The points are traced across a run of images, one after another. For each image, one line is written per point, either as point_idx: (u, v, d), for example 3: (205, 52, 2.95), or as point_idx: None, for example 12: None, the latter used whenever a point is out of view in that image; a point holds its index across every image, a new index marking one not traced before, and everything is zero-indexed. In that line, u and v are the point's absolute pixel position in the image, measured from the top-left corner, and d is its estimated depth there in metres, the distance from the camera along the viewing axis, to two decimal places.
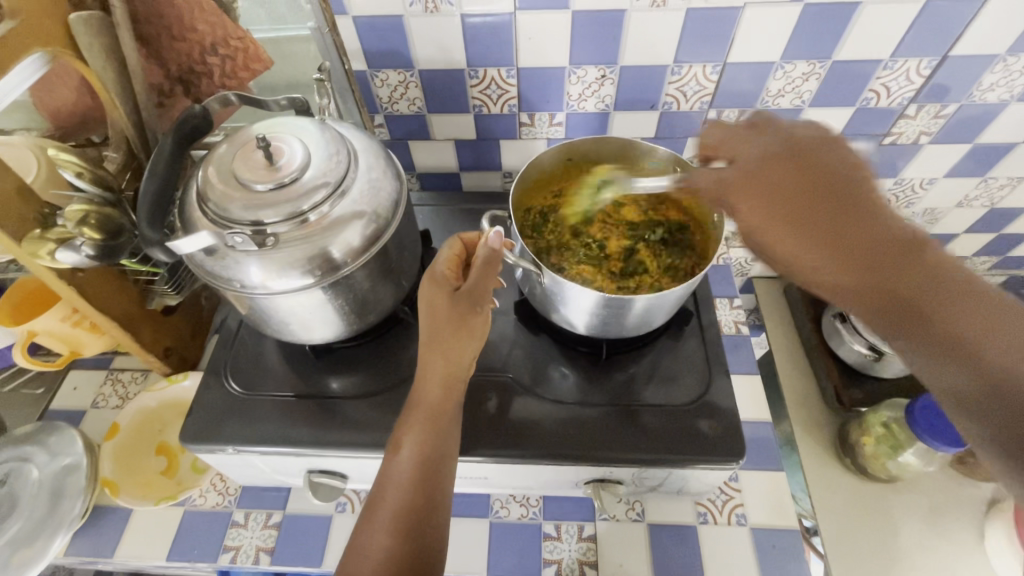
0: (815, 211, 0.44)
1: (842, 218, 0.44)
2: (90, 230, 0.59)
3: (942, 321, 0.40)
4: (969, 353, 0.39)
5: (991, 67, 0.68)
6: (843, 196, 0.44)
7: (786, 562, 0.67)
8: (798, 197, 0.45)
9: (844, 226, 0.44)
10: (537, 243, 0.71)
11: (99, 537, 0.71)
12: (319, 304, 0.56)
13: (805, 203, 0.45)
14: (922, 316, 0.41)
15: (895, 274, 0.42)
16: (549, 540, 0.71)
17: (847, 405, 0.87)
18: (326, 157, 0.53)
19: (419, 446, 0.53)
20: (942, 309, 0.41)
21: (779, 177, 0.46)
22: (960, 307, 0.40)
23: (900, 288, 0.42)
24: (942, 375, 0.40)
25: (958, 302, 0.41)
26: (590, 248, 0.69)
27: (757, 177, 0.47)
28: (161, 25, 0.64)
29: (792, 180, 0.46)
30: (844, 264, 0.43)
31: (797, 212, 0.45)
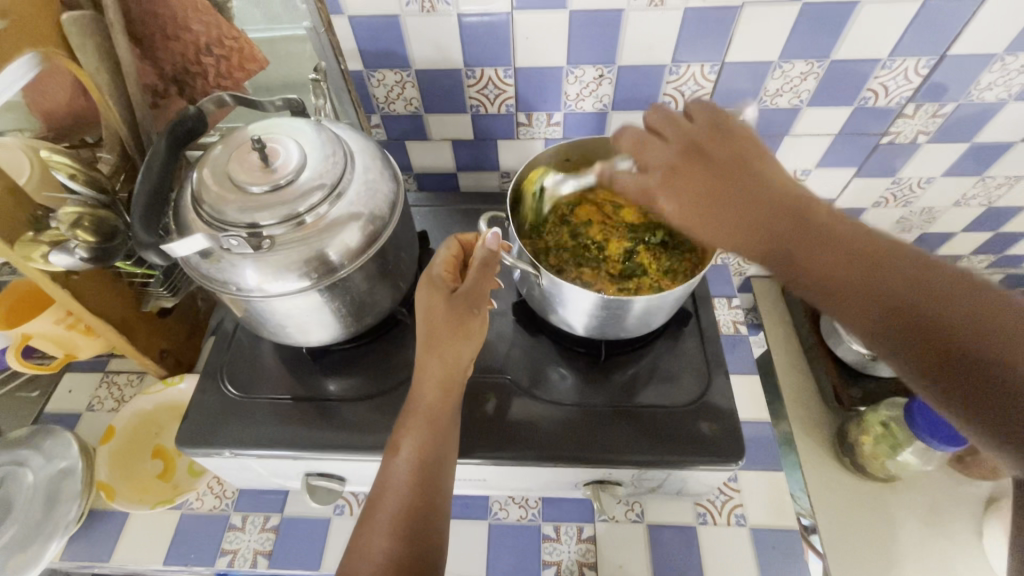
0: (724, 192, 0.49)
1: (740, 193, 0.49)
2: (83, 233, 0.59)
3: (857, 272, 0.42)
4: (886, 298, 0.40)
5: (990, 66, 0.67)
6: (745, 177, 0.50)
7: (786, 562, 0.67)
8: (705, 183, 0.50)
9: (750, 202, 0.48)
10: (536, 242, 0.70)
11: (95, 541, 0.70)
12: (316, 307, 0.56)
13: (714, 186, 0.50)
14: (839, 270, 0.43)
15: (793, 236, 0.46)
16: (548, 541, 0.70)
17: (846, 404, 0.87)
18: (322, 159, 0.52)
19: (418, 447, 0.53)
20: (852, 262, 0.43)
21: (688, 165, 0.52)
22: (871, 256, 0.42)
23: (813, 250, 0.45)
24: (865, 323, 0.41)
25: (870, 253, 0.43)
26: (588, 250, 0.69)
27: (672, 166, 0.52)
28: (155, 24, 0.63)
29: (700, 166, 0.51)
30: (759, 236, 0.47)
31: (708, 195, 0.50)
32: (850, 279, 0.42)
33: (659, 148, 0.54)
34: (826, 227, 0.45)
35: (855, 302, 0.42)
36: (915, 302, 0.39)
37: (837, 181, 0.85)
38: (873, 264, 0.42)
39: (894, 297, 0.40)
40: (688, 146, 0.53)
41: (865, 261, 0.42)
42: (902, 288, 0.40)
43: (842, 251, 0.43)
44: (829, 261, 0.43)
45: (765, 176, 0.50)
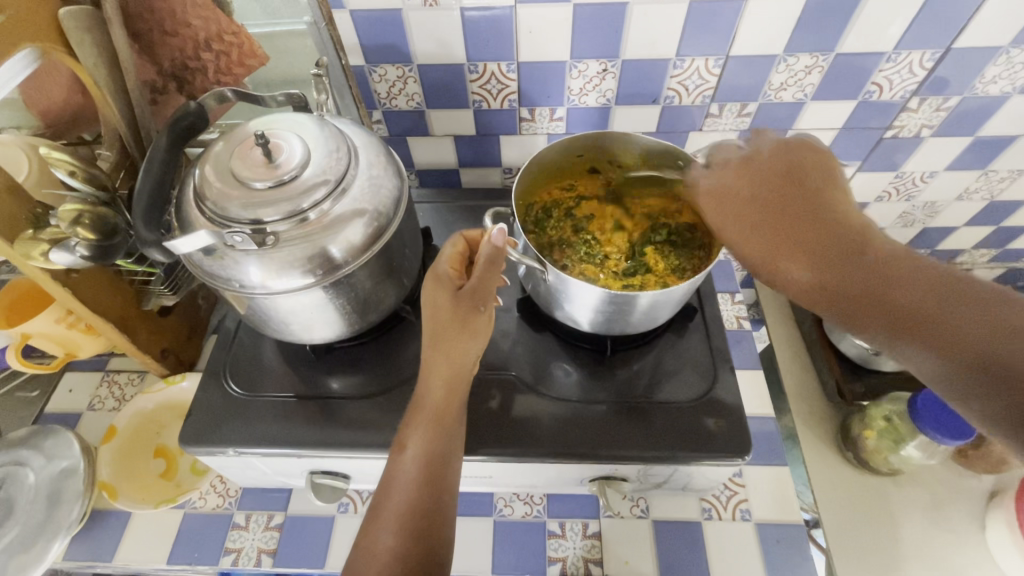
0: (784, 217, 0.51)
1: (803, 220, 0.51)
2: (84, 230, 0.57)
3: (924, 310, 0.44)
4: (953, 336, 0.42)
5: (994, 59, 0.67)
6: (812, 203, 0.51)
7: (791, 557, 0.67)
8: (768, 208, 0.52)
9: (814, 229, 0.50)
10: (540, 238, 0.70)
11: (98, 541, 0.70)
12: (320, 304, 0.55)
13: (776, 212, 0.52)
14: (909, 307, 0.44)
15: (856, 269, 0.47)
16: (553, 538, 0.70)
17: (849, 398, 0.86)
18: (326, 154, 0.52)
19: (424, 444, 0.53)
20: (927, 301, 0.44)
21: (751, 190, 0.54)
22: (942, 297, 0.43)
23: (883, 284, 0.46)
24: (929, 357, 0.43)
25: (944, 293, 0.44)
26: (592, 246, 0.69)
27: (733, 189, 0.55)
28: (153, 19, 0.63)
29: (766, 189, 0.53)
30: (820, 265, 0.49)
31: (769, 218, 0.52)
32: (917, 315, 0.44)
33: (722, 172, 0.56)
34: (900, 261, 0.47)
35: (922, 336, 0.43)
36: (979, 342, 0.41)
37: (840, 176, 0.85)
38: (943, 303, 0.43)
39: (961, 335, 0.41)
40: (752, 170, 0.54)
41: (936, 299, 0.44)
42: (971, 330, 0.41)
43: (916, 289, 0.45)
44: (900, 297, 0.45)
45: (835, 205, 0.51)
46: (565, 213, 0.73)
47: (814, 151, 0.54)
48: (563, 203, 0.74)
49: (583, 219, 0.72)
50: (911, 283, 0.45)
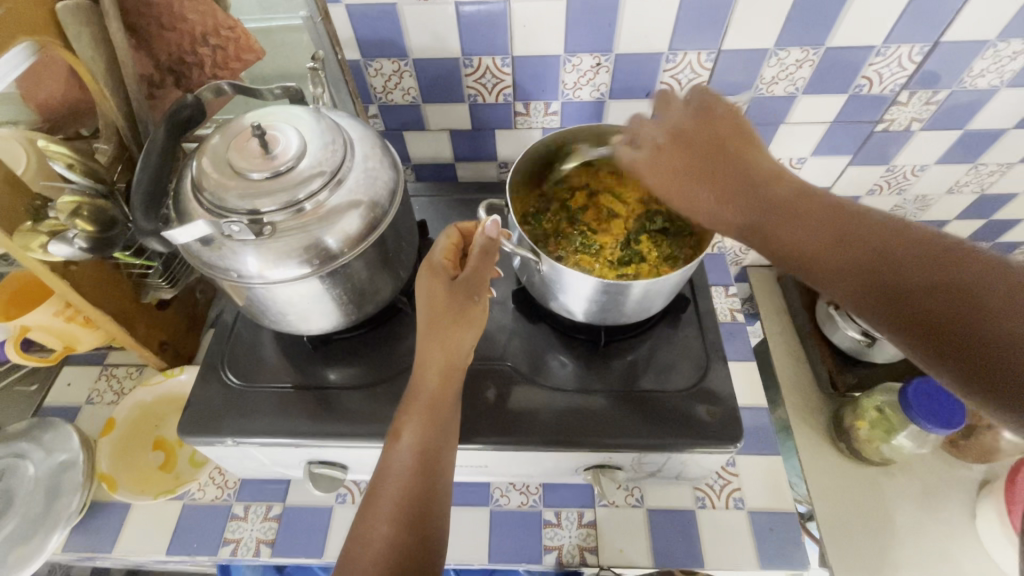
0: (706, 174, 0.55)
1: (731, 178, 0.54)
2: (82, 221, 0.59)
3: (828, 239, 0.46)
4: (853, 259, 0.44)
5: (982, 53, 0.68)
6: (725, 157, 0.55)
7: (784, 544, 0.68)
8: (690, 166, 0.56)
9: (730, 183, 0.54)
10: (535, 229, 0.71)
11: (97, 532, 0.70)
12: (317, 294, 0.56)
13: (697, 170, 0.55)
14: (816, 238, 0.47)
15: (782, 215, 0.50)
16: (549, 527, 0.71)
17: (841, 390, 0.89)
18: (322, 146, 0.52)
19: (419, 433, 0.53)
20: (847, 236, 0.46)
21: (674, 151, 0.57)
22: (840, 224, 0.47)
23: (790, 224, 0.49)
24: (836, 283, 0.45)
25: (840, 222, 0.47)
26: (587, 235, 0.70)
27: (658, 151, 0.58)
28: (150, 14, 0.63)
29: (688, 150, 0.56)
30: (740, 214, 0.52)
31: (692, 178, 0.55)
32: (823, 246, 0.46)
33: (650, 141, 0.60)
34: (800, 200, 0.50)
35: (829, 265, 0.46)
36: (877, 260, 0.43)
37: (832, 169, 0.86)
38: (846, 230, 0.46)
39: (861, 257, 0.44)
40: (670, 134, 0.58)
41: (835, 228, 0.46)
42: (869, 249, 0.44)
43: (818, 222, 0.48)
44: (806, 234, 0.48)
45: (748, 156, 0.54)
46: (563, 203, 0.74)
47: (726, 105, 0.58)
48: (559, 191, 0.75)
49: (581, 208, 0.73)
50: (816, 218, 0.48)
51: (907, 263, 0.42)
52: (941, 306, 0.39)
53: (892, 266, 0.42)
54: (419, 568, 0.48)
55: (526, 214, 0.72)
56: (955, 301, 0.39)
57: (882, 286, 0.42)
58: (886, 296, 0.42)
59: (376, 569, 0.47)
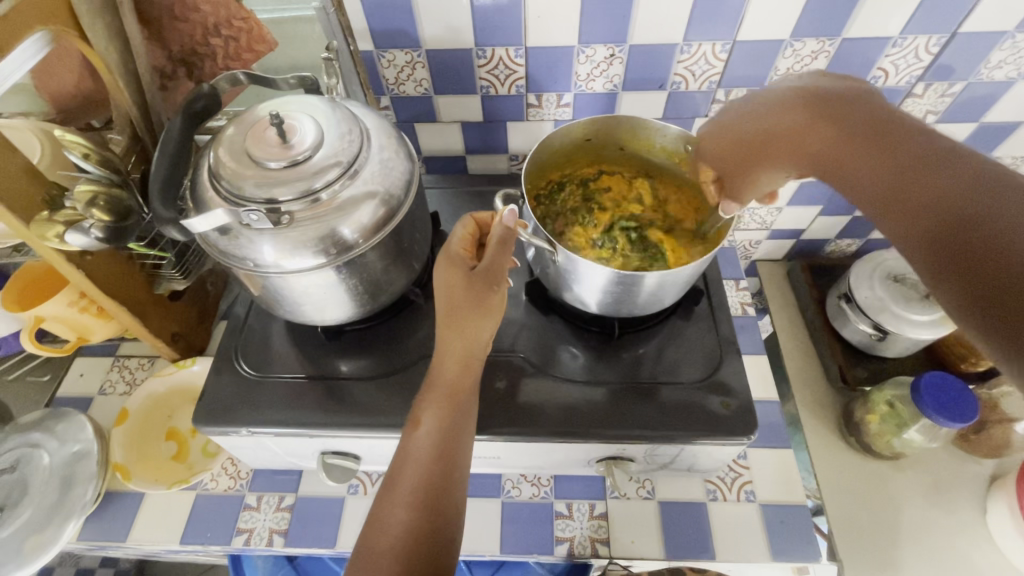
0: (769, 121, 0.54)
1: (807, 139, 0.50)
2: (99, 212, 0.58)
3: (891, 167, 0.42)
4: (906, 190, 0.40)
5: (1000, 44, 0.68)
6: (792, 96, 0.53)
7: (796, 537, 0.68)
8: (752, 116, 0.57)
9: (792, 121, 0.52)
10: (546, 210, 0.73)
11: (112, 522, 0.71)
12: (331, 285, 0.56)
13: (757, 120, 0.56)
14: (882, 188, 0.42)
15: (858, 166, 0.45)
16: (560, 518, 0.71)
17: (852, 383, 0.88)
18: (339, 137, 0.52)
19: (438, 420, 0.53)
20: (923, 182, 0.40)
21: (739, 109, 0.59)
22: (893, 154, 0.43)
23: (854, 151, 0.45)
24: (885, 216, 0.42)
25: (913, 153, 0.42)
26: (594, 219, 0.72)
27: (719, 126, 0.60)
28: (163, 4, 0.63)
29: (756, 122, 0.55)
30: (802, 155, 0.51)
31: (750, 129, 0.56)
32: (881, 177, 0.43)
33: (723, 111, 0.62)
34: (875, 128, 0.45)
35: (880, 195, 0.42)
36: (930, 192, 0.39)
37: None
38: (905, 158, 0.42)
39: (915, 189, 0.40)
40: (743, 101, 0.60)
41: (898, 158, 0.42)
42: (932, 180, 0.39)
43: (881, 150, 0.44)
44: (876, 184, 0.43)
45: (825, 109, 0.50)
46: (582, 189, 0.75)
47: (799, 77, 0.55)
48: (579, 177, 0.77)
49: (597, 197, 0.75)
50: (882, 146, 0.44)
51: (963, 195, 0.37)
52: (987, 245, 0.34)
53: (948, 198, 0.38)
54: (434, 555, 0.48)
55: (544, 198, 0.74)
56: (1004, 238, 0.34)
57: (927, 219, 0.38)
58: (931, 228, 0.38)
59: (395, 556, 0.47)
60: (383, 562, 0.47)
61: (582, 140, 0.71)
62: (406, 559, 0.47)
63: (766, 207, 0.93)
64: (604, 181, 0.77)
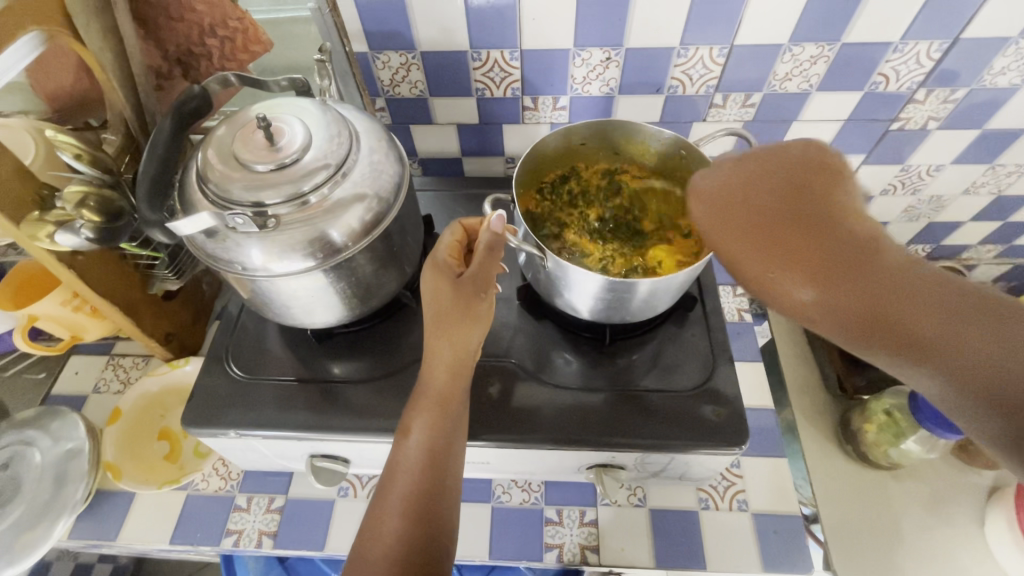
0: (774, 220, 0.47)
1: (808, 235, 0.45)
2: (89, 212, 0.59)
3: (922, 329, 0.40)
4: (959, 359, 0.39)
5: (1003, 50, 0.66)
6: (778, 195, 0.48)
7: (788, 547, 0.67)
8: (745, 206, 0.48)
9: (799, 231, 0.46)
10: (552, 210, 0.72)
11: (103, 520, 0.71)
12: (320, 288, 0.56)
13: (756, 217, 0.48)
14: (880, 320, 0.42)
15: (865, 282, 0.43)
16: (550, 525, 0.71)
17: (850, 393, 0.88)
18: (327, 139, 0.52)
19: (429, 428, 0.53)
20: (938, 320, 0.40)
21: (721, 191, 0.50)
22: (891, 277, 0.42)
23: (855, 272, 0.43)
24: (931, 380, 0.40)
25: (947, 306, 0.40)
26: (599, 219, 0.71)
27: (718, 195, 0.50)
28: (158, 4, 0.63)
29: (752, 204, 0.48)
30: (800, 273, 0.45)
31: (745, 226, 0.48)
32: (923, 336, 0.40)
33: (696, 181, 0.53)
34: (868, 255, 0.44)
35: (925, 360, 0.40)
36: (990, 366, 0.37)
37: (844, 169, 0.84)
38: (902, 298, 0.42)
39: (965, 359, 0.38)
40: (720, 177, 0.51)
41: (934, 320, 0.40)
42: (985, 351, 0.38)
43: (892, 291, 0.42)
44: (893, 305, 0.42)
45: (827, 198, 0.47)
46: (599, 189, 0.73)
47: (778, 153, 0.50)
48: (585, 178, 0.75)
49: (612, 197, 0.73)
50: (891, 284, 0.42)
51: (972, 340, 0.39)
52: None
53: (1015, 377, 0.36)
54: (428, 562, 0.48)
55: (546, 192, 0.73)
56: None
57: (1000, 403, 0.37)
58: (1014, 416, 0.36)
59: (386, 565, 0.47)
60: (377, 571, 0.47)
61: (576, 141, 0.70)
62: (400, 566, 0.47)
63: None
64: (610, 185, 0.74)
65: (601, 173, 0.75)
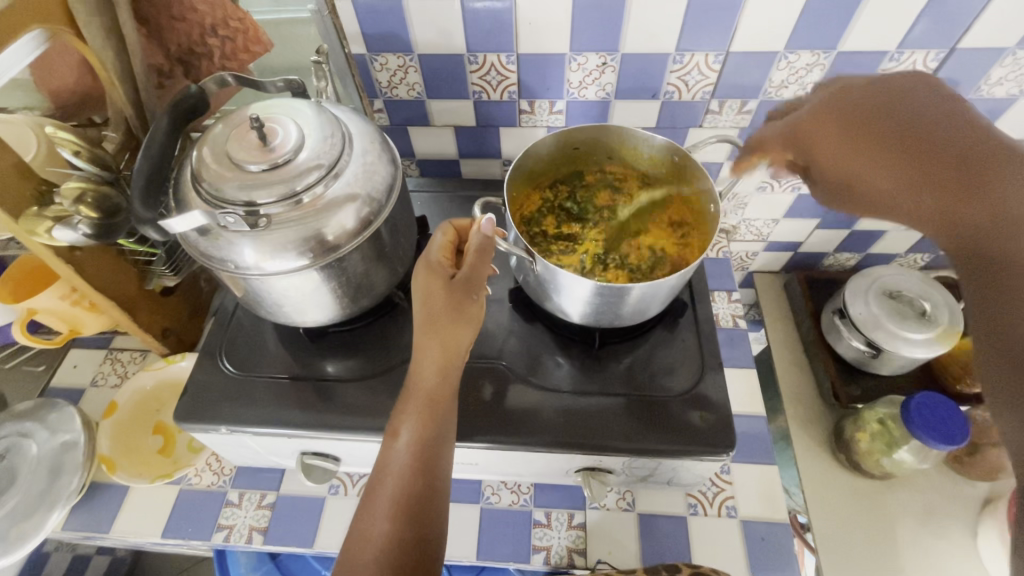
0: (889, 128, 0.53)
1: (933, 157, 0.51)
2: (86, 208, 0.60)
3: (992, 241, 0.46)
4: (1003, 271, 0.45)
5: (1000, 61, 0.66)
6: (918, 118, 0.52)
7: (775, 554, 0.67)
8: (880, 127, 0.54)
9: (915, 141, 0.52)
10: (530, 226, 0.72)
11: (97, 512, 0.72)
12: (313, 286, 0.56)
13: (882, 124, 0.54)
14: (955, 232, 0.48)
15: (967, 204, 0.48)
16: (538, 527, 0.71)
17: (844, 400, 0.86)
18: (321, 139, 0.53)
19: (417, 429, 0.53)
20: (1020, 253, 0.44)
21: (863, 108, 0.56)
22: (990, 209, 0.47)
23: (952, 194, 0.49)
24: (970, 278, 0.47)
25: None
26: (573, 227, 0.72)
27: (859, 100, 0.56)
28: (161, 4, 0.64)
29: (880, 114, 0.54)
30: (906, 174, 0.52)
31: (873, 127, 0.54)
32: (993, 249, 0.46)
33: (835, 93, 0.59)
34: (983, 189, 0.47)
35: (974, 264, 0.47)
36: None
37: None
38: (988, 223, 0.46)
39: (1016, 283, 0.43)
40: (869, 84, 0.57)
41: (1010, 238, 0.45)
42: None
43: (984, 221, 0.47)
44: (999, 228, 0.46)
45: (967, 140, 0.50)
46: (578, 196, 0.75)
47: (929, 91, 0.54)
48: (553, 194, 0.76)
49: (569, 189, 0.76)
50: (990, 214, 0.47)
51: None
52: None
53: None
54: (420, 561, 0.49)
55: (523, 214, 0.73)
56: None
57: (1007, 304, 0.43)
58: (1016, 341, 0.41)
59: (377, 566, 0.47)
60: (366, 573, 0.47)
61: (555, 148, 0.70)
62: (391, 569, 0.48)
63: (762, 218, 0.93)
64: (572, 192, 0.75)
65: (568, 184, 0.76)
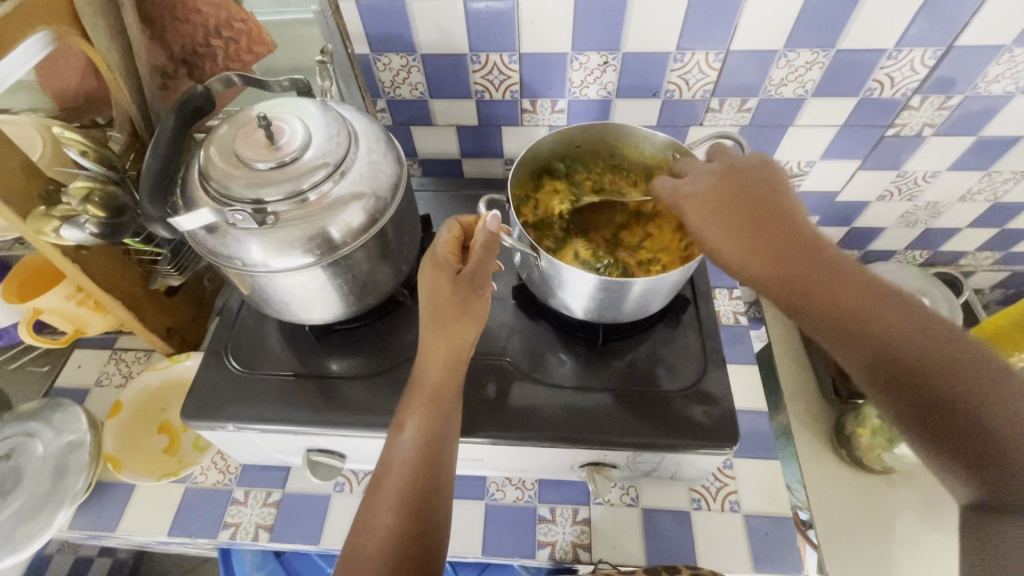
0: (741, 211, 0.52)
1: (780, 236, 0.50)
2: (93, 208, 0.60)
3: (860, 315, 0.45)
4: (886, 344, 0.43)
5: (997, 58, 0.67)
6: (757, 195, 0.52)
7: (777, 547, 0.68)
8: (733, 209, 0.53)
9: (763, 221, 0.51)
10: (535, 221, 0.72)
11: (103, 512, 0.72)
12: (319, 284, 0.57)
13: (737, 204, 0.52)
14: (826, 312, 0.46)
15: (829, 281, 0.47)
16: (543, 522, 0.72)
17: (844, 395, 0.87)
18: (328, 138, 0.53)
19: (422, 424, 0.54)
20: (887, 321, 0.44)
21: (721, 188, 0.54)
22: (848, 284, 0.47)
23: (813, 272, 0.48)
24: (853, 358, 0.45)
25: (893, 313, 0.45)
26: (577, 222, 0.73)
27: (708, 184, 0.55)
28: (164, 5, 0.64)
29: (728, 196, 0.53)
30: (763, 256, 0.50)
31: (725, 209, 0.53)
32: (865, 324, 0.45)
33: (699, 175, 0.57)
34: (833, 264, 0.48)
35: (856, 343, 0.45)
36: (923, 364, 0.41)
37: (841, 174, 0.84)
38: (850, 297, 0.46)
39: (899, 350, 0.43)
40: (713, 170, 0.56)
41: (879, 312, 0.45)
42: (910, 346, 0.42)
43: (849, 296, 0.46)
44: (859, 298, 0.46)
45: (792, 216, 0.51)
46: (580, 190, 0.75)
47: (752, 164, 0.55)
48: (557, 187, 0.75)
49: (572, 183, 0.76)
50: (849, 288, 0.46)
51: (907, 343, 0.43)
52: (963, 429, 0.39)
53: (937, 371, 0.41)
54: (423, 555, 0.49)
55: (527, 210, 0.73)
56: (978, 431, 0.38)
57: (885, 363, 0.43)
58: (934, 410, 0.40)
59: (381, 559, 0.47)
60: (370, 566, 0.47)
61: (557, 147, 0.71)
62: (396, 563, 0.47)
63: None
64: (574, 186, 0.76)
65: (570, 178, 0.76)
